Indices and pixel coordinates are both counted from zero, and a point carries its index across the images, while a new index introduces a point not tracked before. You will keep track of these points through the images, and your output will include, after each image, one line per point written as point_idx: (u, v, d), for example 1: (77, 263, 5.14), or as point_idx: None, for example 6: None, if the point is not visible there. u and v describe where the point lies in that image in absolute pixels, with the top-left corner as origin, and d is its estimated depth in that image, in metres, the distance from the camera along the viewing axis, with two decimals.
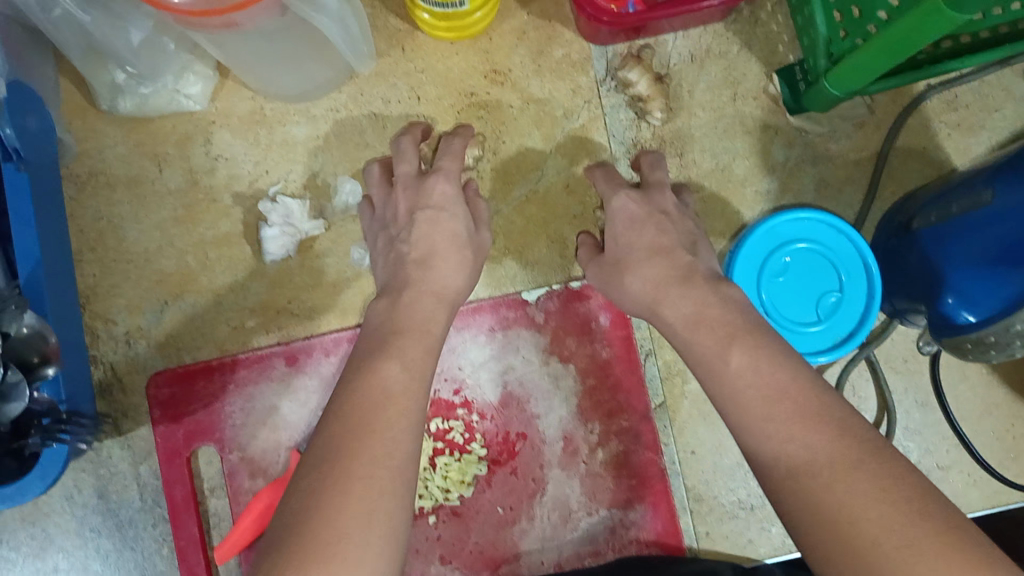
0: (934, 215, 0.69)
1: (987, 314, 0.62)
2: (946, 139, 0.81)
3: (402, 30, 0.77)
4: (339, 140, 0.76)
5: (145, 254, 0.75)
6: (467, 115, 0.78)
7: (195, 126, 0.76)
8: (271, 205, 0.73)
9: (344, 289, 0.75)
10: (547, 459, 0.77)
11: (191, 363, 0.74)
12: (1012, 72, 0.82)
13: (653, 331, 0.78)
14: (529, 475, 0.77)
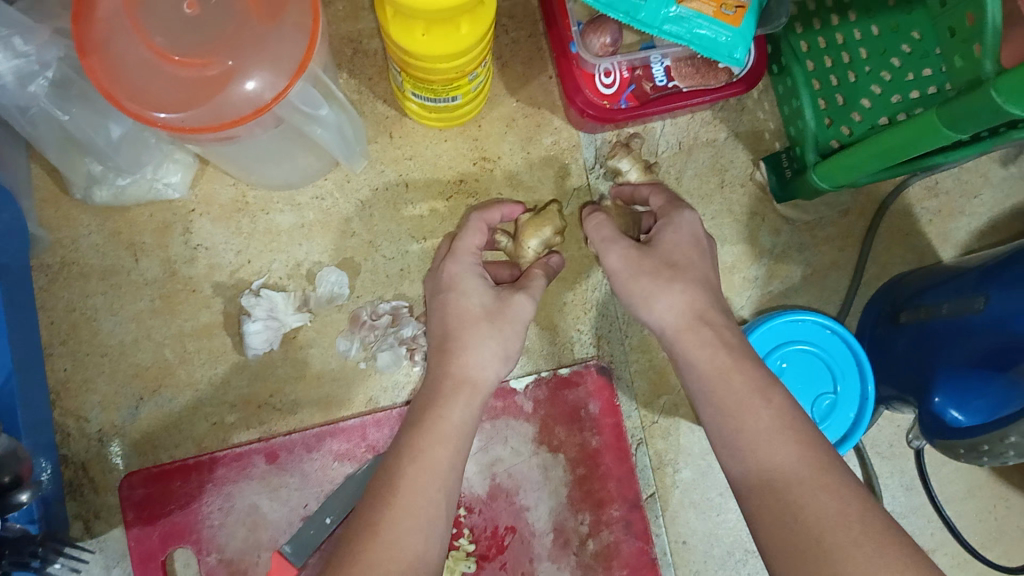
0: (922, 311, 0.70)
1: (974, 418, 0.64)
2: (928, 225, 0.82)
3: (389, 117, 0.76)
4: (323, 228, 0.75)
5: (119, 347, 0.72)
6: (456, 202, 0.77)
7: (174, 214, 0.73)
8: (254, 299, 0.71)
9: (329, 381, 0.73)
10: (535, 555, 0.74)
11: (167, 461, 0.71)
12: (991, 159, 0.83)
13: (643, 419, 0.77)
14: (519, 570, 0.73)
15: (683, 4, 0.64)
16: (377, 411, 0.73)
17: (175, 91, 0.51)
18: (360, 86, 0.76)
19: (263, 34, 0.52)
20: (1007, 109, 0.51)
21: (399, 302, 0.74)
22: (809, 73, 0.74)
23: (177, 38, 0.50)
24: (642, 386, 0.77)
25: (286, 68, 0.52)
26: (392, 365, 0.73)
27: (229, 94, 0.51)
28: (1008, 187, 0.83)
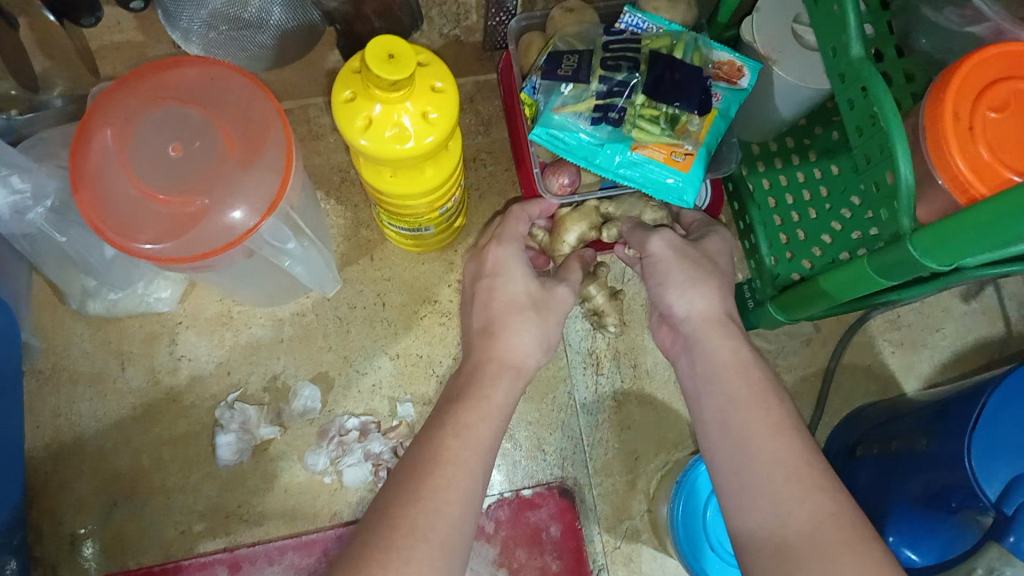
0: (875, 445, 0.73)
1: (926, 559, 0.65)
2: (890, 356, 0.84)
3: (372, 240, 0.81)
4: (301, 342, 0.79)
5: (99, 452, 0.75)
6: (430, 321, 0.80)
7: (163, 325, 0.78)
8: (227, 411, 0.76)
9: (296, 495, 0.75)
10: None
11: (133, 567, 0.73)
12: (952, 294, 0.86)
13: (607, 543, 0.77)
14: None
15: (636, 150, 0.69)
16: (341, 525, 0.75)
17: (155, 226, 0.56)
18: (346, 211, 0.82)
19: (238, 177, 0.57)
20: (923, 262, 0.55)
21: (368, 417, 0.77)
22: (771, 209, 0.80)
23: (161, 178, 0.56)
24: (605, 509, 0.78)
25: (259, 204, 0.57)
26: (359, 479, 0.76)
27: (205, 228, 0.56)
28: (970, 321, 0.86)
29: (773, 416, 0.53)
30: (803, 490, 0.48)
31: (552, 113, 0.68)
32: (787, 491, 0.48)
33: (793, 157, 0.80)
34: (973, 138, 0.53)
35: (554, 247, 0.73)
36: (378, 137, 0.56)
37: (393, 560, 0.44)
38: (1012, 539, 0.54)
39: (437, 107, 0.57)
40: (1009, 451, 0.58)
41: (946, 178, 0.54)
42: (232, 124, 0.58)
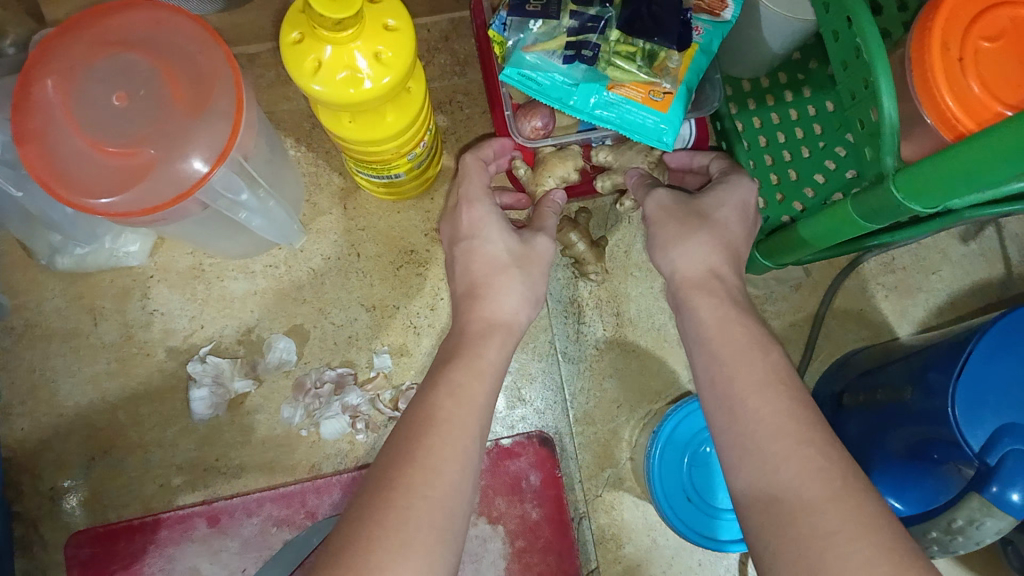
0: (862, 394, 0.72)
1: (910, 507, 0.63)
2: (883, 301, 0.81)
3: (345, 189, 0.79)
4: (275, 295, 0.77)
5: (76, 408, 0.75)
6: (406, 272, 0.78)
7: (134, 279, 0.77)
8: (200, 366, 0.75)
9: (273, 447, 0.75)
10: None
11: (114, 520, 0.73)
12: (949, 236, 0.82)
13: (587, 491, 0.76)
14: None
15: (613, 90, 0.66)
16: (320, 477, 0.74)
17: (103, 180, 0.54)
18: (317, 159, 0.79)
19: (187, 127, 0.54)
20: (908, 207, 0.51)
21: (345, 369, 0.76)
22: (761, 148, 0.75)
23: (107, 130, 0.53)
24: (586, 457, 0.77)
25: (210, 154, 0.55)
26: (336, 432, 0.75)
27: (155, 179, 0.54)
28: (968, 264, 0.82)
29: (759, 366, 0.49)
30: (783, 439, 0.45)
31: (522, 52, 0.65)
32: (752, 443, 0.46)
33: (787, 93, 0.75)
34: (963, 70, 0.50)
35: (535, 183, 0.70)
36: (330, 80, 0.53)
37: (390, 520, 0.42)
38: (994, 489, 0.52)
39: (390, 46, 0.53)
40: (994, 399, 0.56)
41: (934, 116, 0.51)
42: (179, 71, 0.55)
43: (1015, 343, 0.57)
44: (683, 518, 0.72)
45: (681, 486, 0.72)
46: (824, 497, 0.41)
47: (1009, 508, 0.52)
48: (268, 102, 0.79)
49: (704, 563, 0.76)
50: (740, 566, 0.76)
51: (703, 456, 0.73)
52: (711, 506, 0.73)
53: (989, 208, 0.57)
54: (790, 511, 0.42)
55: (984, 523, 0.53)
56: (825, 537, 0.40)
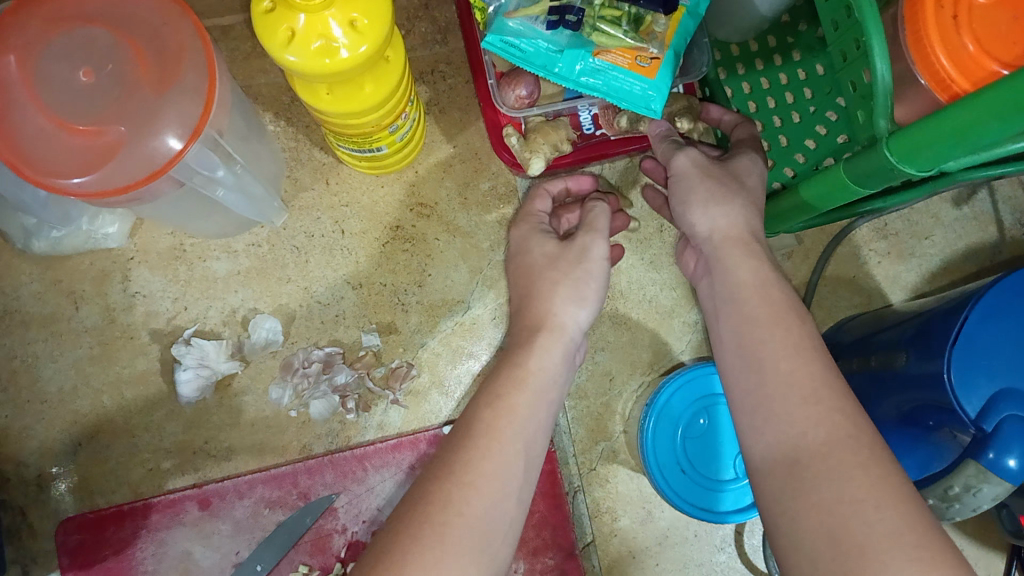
0: (856, 360, 0.71)
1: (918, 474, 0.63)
2: (875, 266, 0.81)
3: (326, 164, 0.77)
4: (259, 274, 0.76)
5: (59, 394, 0.73)
6: (392, 248, 0.77)
7: (114, 262, 0.75)
8: (184, 348, 0.73)
9: (262, 429, 0.74)
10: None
11: (103, 506, 0.72)
12: (942, 199, 0.81)
13: (581, 464, 0.76)
14: None
15: (599, 56, 0.64)
16: (311, 458, 0.74)
17: (72, 161, 0.52)
18: (297, 133, 0.77)
19: (155, 104, 0.53)
20: (900, 169, 0.50)
21: (333, 348, 0.75)
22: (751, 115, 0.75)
23: (74, 109, 0.52)
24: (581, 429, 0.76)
25: (182, 131, 0.53)
26: (325, 412, 0.74)
27: (127, 159, 0.52)
28: (961, 228, 0.81)
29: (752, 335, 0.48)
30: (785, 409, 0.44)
31: (504, 18, 0.63)
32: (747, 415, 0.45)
33: (775, 56, 0.73)
34: (957, 27, 0.48)
35: (528, 150, 0.68)
36: (304, 51, 0.51)
37: None
38: (991, 456, 0.52)
39: (365, 13, 0.52)
40: (989, 365, 0.55)
41: (926, 75, 0.50)
42: (145, 44, 0.53)
43: (1013, 308, 0.56)
44: (677, 491, 0.71)
45: (675, 457, 0.72)
46: (848, 464, 0.41)
47: (1005, 474, 0.51)
48: (244, 76, 0.77)
49: (699, 535, 0.75)
50: (736, 537, 0.76)
51: (697, 428, 0.73)
52: (703, 479, 0.72)
53: (982, 169, 0.57)
54: (809, 479, 0.41)
55: (981, 490, 0.52)
56: (848, 508, 0.39)
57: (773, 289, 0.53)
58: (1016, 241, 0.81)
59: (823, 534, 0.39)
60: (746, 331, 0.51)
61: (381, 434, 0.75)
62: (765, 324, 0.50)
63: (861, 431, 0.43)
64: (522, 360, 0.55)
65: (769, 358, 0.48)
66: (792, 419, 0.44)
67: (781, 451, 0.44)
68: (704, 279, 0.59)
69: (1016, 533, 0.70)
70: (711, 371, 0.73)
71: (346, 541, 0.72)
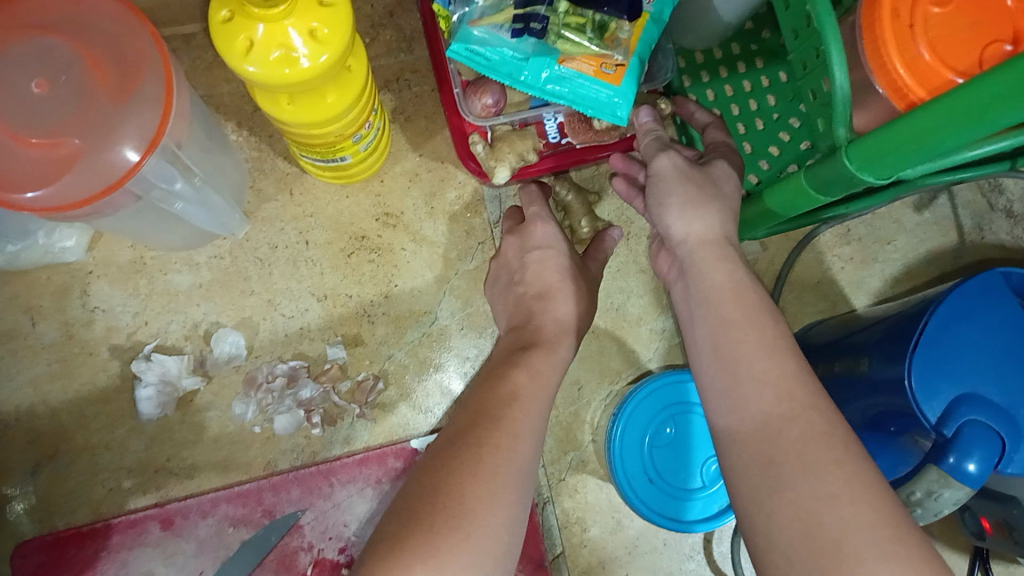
0: (822, 364, 0.71)
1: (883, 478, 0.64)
2: (839, 272, 0.81)
3: (290, 174, 0.76)
4: (222, 287, 0.74)
5: (16, 413, 0.71)
6: (358, 259, 0.76)
7: (72, 276, 0.73)
8: (144, 364, 0.72)
9: (226, 445, 0.72)
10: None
11: (63, 527, 0.70)
12: (904, 205, 0.83)
13: (551, 475, 0.75)
14: None
15: (564, 64, 0.64)
16: (276, 474, 0.72)
17: (24, 174, 0.50)
18: (260, 143, 0.76)
19: (112, 115, 0.51)
20: (860, 176, 0.51)
21: (298, 362, 0.73)
22: None
23: (26, 121, 0.50)
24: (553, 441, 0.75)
25: (139, 143, 0.52)
26: (290, 426, 0.73)
27: (82, 171, 0.51)
28: (923, 233, 0.83)
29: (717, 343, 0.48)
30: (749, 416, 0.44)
31: (469, 27, 0.63)
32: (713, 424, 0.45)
33: (739, 64, 0.74)
34: (913, 36, 0.49)
35: (494, 159, 0.68)
36: (263, 61, 0.50)
37: None
38: (952, 460, 0.52)
39: (326, 23, 0.51)
40: (949, 369, 0.56)
41: (885, 84, 0.50)
42: (101, 54, 0.52)
43: (969, 312, 0.57)
44: (644, 500, 0.71)
45: (643, 465, 0.72)
46: (824, 462, 0.41)
47: (966, 478, 0.52)
48: (205, 86, 0.76)
49: (669, 543, 0.75)
50: (705, 544, 0.76)
51: (665, 438, 0.73)
52: (670, 488, 0.72)
53: (945, 174, 0.59)
54: (783, 477, 0.41)
55: (943, 494, 0.53)
56: (824, 505, 0.39)
57: (740, 285, 0.53)
58: (976, 246, 0.83)
59: (797, 534, 0.39)
60: (717, 334, 0.51)
61: (348, 449, 0.74)
62: (738, 325, 0.50)
63: (835, 428, 0.43)
64: (494, 370, 0.54)
65: (740, 360, 0.48)
66: (768, 420, 0.44)
67: (754, 450, 0.44)
68: (679, 284, 0.58)
69: (980, 534, 0.71)
70: (680, 379, 0.73)
71: (313, 559, 0.71)
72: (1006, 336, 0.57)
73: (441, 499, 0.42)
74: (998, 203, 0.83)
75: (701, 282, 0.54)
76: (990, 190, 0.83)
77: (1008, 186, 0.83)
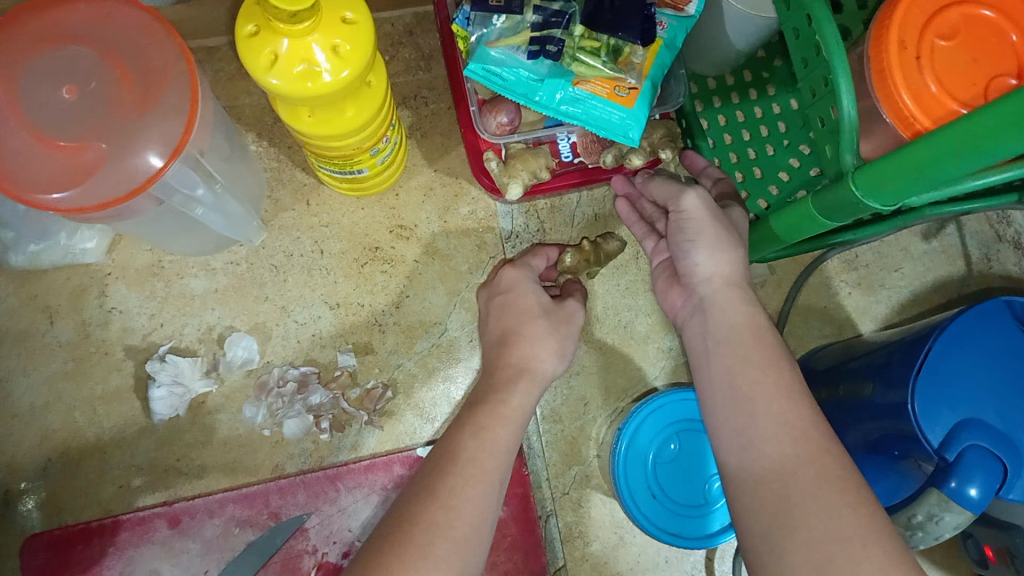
0: (826, 387, 0.72)
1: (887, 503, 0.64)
2: (846, 297, 0.82)
3: (307, 185, 0.78)
4: (237, 293, 0.76)
5: (31, 409, 0.73)
6: (371, 269, 0.77)
7: (91, 278, 0.75)
8: (159, 364, 0.73)
9: (235, 448, 0.74)
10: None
11: (71, 523, 0.71)
12: (911, 232, 0.83)
13: (555, 488, 0.76)
14: None
15: (579, 85, 0.65)
16: (283, 478, 0.73)
17: (52, 175, 0.52)
18: (279, 154, 0.78)
19: (138, 122, 0.53)
20: (866, 203, 0.52)
21: (309, 368, 0.75)
22: (727, 147, 0.77)
23: (56, 125, 0.52)
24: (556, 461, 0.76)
25: (163, 150, 0.54)
26: (299, 431, 0.74)
27: (107, 175, 0.53)
28: (930, 260, 0.83)
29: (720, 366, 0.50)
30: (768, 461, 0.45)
31: (487, 48, 0.64)
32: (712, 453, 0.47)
33: (750, 91, 0.75)
34: (919, 68, 0.50)
35: (508, 175, 0.70)
36: (286, 74, 0.52)
37: None
38: (954, 485, 0.52)
39: (348, 40, 0.53)
40: (950, 394, 0.56)
41: (890, 112, 0.51)
42: (127, 62, 0.54)
43: (971, 339, 0.58)
44: (647, 516, 0.72)
45: (648, 481, 0.72)
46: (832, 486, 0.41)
47: (967, 502, 0.52)
48: (228, 97, 0.78)
49: (670, 561, 0.76)
50: (706, 563, 0.76)
51: (669, 454, 0.73)
52: (673, 504, 0.73)
53: (952, 204, 0.60)
54: (798, 516, 0.42)
55: (943, 518, 0.53)
56: (839, 548, 0.40)
57: (758, 322, 0.54)
58: (983, 275, 0.83)
59: (810, 572, 0.40)
60: (731, 354, 0.52)
61: (355, 455, 0.75)
62: (756, 364, 0.51)
63: (848, 473, 0.44)
64: (506, 374, 0.55)
65: (756, 394, 0.49)
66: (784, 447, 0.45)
67: (767, 487, 0.45)
68: (691, 320, 0.57)
69: (981, 562, 0.71)
70: (687, 396, 0.74)
71: (317, 562, 0.72)
72: (1006, 364, 0.58)
73: (455, 524, 0.43)
74: (1006, 234, 0.84)
75: (717, 315, 0.55)
76: (998, 220, 0.84)
77: (1016, 217, 0.84)
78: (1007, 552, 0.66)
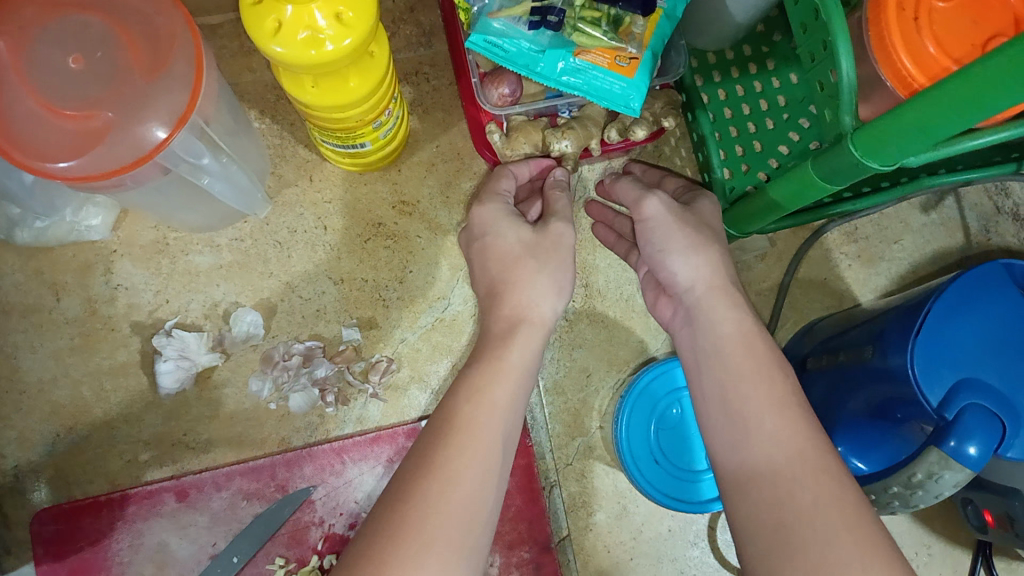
0: (826, 357, 0.72)
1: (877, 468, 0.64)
2: (846, 269, 0.83)
3: (310, 161, 0.78)
4: (241, 269, 0.76)
5: (38, 384, 0.74)
6: (374, 244, 0.78)
7: (97, 254, 0.75)
8: (165, 338, 0.73)
9: (241, 421, 0.74)
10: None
11: (79, 497, 0.72)
12: (911, 205, 0.84)
13: (558, 459, 0.77)
14: None
15: (580, 56, 0.66)
16: (289, 451, 0.74)
17: (62, 143, 0.53)
18: (283, 131, 0.78)
19: (143, 90, 0.54)
20: (865, 162, 0.52)
21: (314, 342, 0.75)
22: (727, 121, 0.77)
23: (61, 92, 0.52)
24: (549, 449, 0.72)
25: (169, 119, 0.54)
26: (304, 405, 0.74)
27: (114, 143, 0.53)
28: (930, 233, 0.84)
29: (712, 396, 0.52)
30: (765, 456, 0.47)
31: (488, 19, 0.65)
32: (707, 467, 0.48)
33: (751, 65, 0.75)
34: (918, 30, 0.50)
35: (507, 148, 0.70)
36: (291, 42, 0.53)
37: None
38: (953, 444, 0.53)
39: (352, 7, 0.53)
40: (948, 355, 0.57)
41: (891, 76, 0.52)
42: (138, 32, 0.54)
43: (972, 301, 0.58)
44: (650, 481, 0.72)
45: (650, 447, 0.73)
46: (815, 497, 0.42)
47: (966, 461, 0.53)
48: (231, 74, 0.78)
49: (673, 530, 0.76)
50: (709, 532, 0.77)
51: (671, 421, 0.74)
52: (674, 469, 0.73)
53: (953, 176, 0.62)
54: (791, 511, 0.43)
55: (943, 476, 0.54)
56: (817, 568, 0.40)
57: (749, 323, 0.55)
58: (982, 246, 0.84)
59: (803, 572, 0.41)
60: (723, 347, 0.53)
61: (360, 428, 0.75)
62: (748, 379, 0.51)
63: (847, 491, 0.44)
64: (511, 340, 0.54)
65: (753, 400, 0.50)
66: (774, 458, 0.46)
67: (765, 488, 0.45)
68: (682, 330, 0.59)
69: (981, 528, 0.72)
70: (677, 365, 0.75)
71: (324, 534, 0.72)
72: (1006, 326, 0.58)
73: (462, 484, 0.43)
74: (1005, 206, 0.84)
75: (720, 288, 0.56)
76: (997, 193, 0.84)
77: (1014, 190, 0.85)
78: (1008, 517, 0.67)
